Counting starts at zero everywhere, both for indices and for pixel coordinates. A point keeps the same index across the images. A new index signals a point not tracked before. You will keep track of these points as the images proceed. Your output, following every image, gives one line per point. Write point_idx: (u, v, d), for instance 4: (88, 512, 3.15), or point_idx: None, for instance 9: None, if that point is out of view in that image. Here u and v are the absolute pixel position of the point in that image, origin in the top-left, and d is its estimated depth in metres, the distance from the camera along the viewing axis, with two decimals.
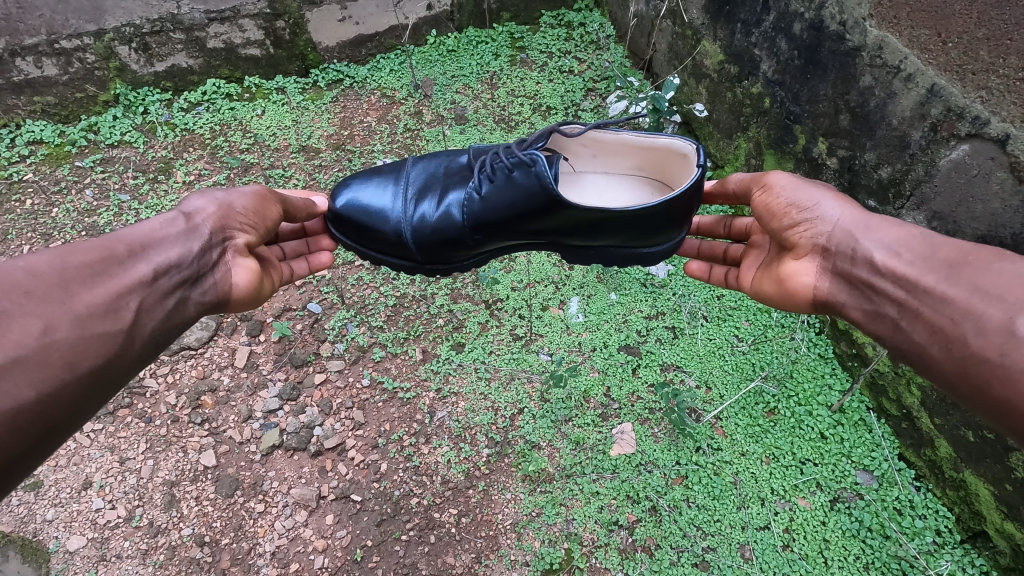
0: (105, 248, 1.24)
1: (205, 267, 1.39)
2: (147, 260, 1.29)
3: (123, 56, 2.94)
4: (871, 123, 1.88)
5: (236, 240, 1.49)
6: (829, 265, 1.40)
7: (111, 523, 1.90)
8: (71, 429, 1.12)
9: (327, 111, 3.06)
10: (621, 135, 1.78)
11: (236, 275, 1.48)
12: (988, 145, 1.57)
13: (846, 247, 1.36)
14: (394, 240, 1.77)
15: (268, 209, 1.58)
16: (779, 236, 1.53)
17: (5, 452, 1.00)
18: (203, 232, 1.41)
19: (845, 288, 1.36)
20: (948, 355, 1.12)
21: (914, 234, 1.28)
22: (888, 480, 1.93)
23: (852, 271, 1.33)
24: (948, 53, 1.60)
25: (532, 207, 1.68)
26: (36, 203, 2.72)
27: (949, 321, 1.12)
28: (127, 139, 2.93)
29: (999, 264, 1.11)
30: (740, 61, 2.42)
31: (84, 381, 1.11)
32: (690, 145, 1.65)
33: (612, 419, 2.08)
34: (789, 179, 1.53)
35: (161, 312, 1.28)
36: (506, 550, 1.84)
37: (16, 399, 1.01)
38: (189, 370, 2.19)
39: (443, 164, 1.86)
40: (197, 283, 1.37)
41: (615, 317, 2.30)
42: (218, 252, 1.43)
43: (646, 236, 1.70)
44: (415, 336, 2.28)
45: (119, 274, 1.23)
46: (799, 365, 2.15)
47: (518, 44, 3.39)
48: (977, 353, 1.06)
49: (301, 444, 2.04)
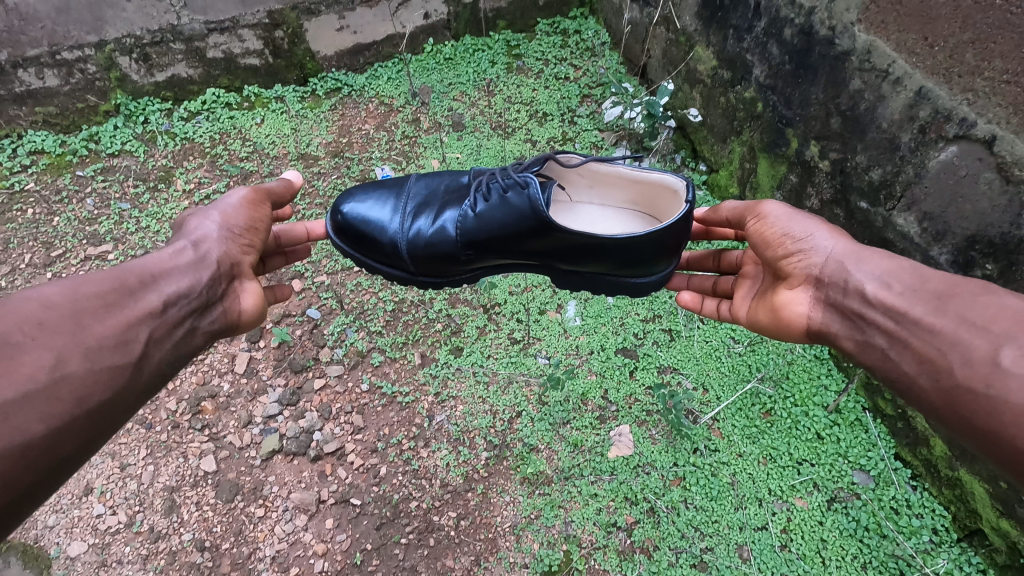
0: (118, 279, 1.26)
1: (213, 296, 1.43)
2: (157, 291, 1.31)
3: (124, 67, 2.97)
4: (861, 126, 1.90)
5: (242, 266, 1.55)
6: (822, 295, 1.42)
7: (111, 529, 1.90)
8: (75, 465, 1.11)
9: (326, 119, 3.10)
10: (617, 168, 1.80)
11: (245, 299, 1.54)
12: (975, 146, 1.59)
13: (838, 277, 1.38)
14: (390, 251, 1.79)
15: (258, 219, 1.63)
16: (775, 265, 1.55)
17: (14, 488, 0.99)
18: (211, 262, 1.45)
19: (838, 318, 1.38)
20: (936, 384, 1.13)
21: (904, 267, 1.31)
22: (885, 479, 1.94)
23: (844, 302, 1.35)
24: (935, 57, 1.63)
25: (522, 229, 1.70)
26: (37, 212, 2.74)
27: (937, 351, 1.13)
28: (128, 148, 2.95)
29: (985, 296, 1.13)
30: (733, 66, 2.45)
31: (93, 414, 1.11)
32: (681, 181, 1.67)
33: (610, 421, 2.09)
34: (784, 209, 1.56)
35: (171, 344, 1.31)
36: (505, 552, 1.85)
37: (26, 434, 1.00)
38: (189, 377, 2.20)
39: (444, 182, 1.89)
40: (206, 311, 1.41)
41: (612, 320, 2.32)
42: (227, 281, 1.48)
43: (637, 266, 1.71)
44: (414, 341, 2.29)
45: (131, 305, 1.25)
46: (795, 366, 2.16)
47: (515, 51, 3.43)
48: (963, 383, 1.08)
49: (301, 449, 2.05)
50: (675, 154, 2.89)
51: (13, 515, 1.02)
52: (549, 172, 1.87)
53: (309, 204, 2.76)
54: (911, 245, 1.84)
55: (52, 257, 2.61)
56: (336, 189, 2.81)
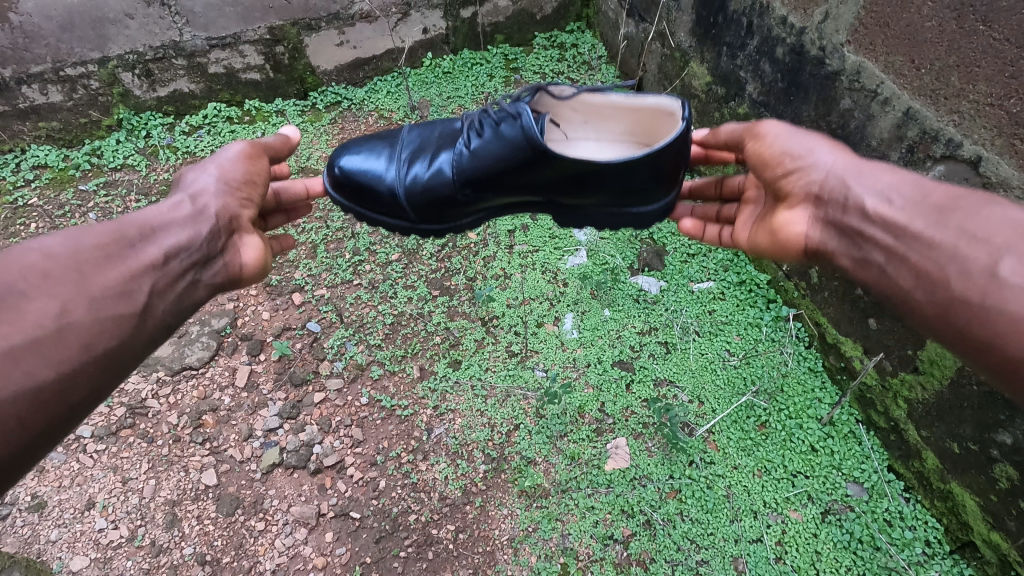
0: (117, 231, 1.28)
1: (214, 249, 1.43)
2: (156, 245, 1.33)
3: (126, 83, 3.01)
4: (851, 144, 1.94)
5: (241, 219, 1.54)
6: (821, 214, 1.40)
7: (113, 543, 1.90)
8: (85, 410, 1.16)
9: (326, 133, 3.13)
10: (610, 97, 1.80)
11: (247, 253, 1.53)
12: (961, 167, 1.62)
13: (837, 194, 1.36)
14: (390, 200, 1.82)
15: (257, 170, 1.61)
16: (774, 186, 1.53)
17: (26, 429, 1.04)
18: (210, 215, 1.44)
19: (836, 236, 1.37)
20: (932, 299, 1.15)
21: (905, 179, 1.30)
22: (878, 491, 1.96)
23: (843, 219, 1.35)
24: (921, 79, 1.66)
25: (518, 162, 1.70)
26: (40, 226, 2.76)
27: (936, 266, 1.14)
28: (130, 162, 2.98)
29: (988, 208, 1.13)
30: (726, 82, 2.49)
31: (100, 363, 1.15)
32: (676, 100, 1.67)
33: (607, 434, 2.12)
34: (783, 127, 1.52)
35: (173, 296, 1.33)
36: (503, 566, 1.87)
37: (37, 378, 1.05)
38: (191, 391, 2.23)
39: (437, 129, 1.90)
40: (207, 264, 1.41)
41: (609, 333, 2.36)
42: (226, 235, 1.47)
43: (636, 193, 1.72)
44: (412, 354, 2.32)
45: (132, 257, 1.27)
46: (790, 379, 2.19)
47: (512, 65, 3.48)
48: (959, 295, 1.10)
49: (301, 463, 2.07)
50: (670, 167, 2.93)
51: (28, 455, 1.07)
52: (541, 107, 1.88)
53: (309, 217, 2.79)
54: None
55: None
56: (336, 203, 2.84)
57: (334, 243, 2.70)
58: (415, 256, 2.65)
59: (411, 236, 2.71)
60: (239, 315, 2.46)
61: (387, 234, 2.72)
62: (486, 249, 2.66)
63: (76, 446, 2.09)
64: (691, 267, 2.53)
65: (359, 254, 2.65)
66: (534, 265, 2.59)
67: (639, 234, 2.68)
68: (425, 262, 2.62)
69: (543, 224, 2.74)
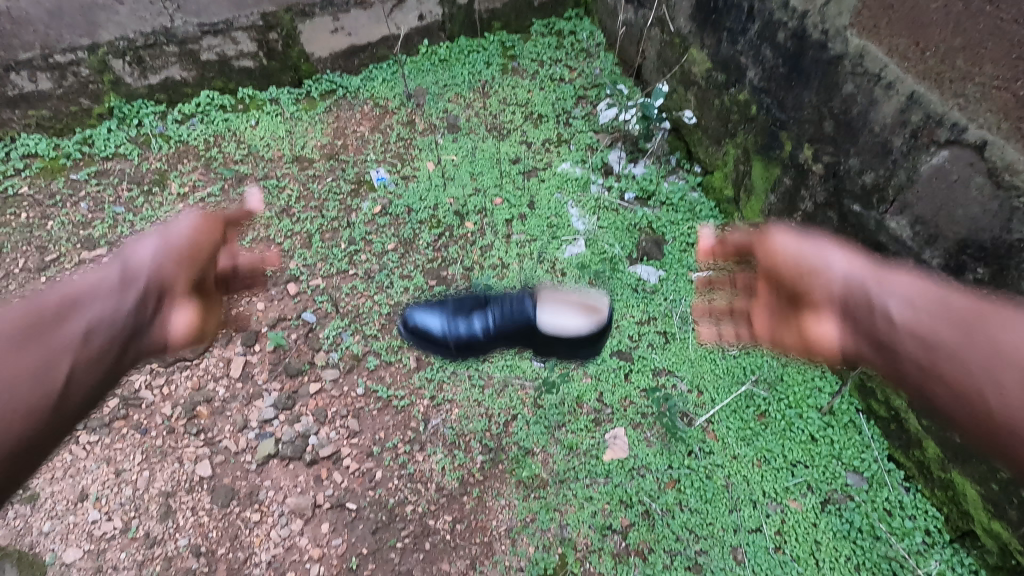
0: (27, 309, 1.05)
1: (144, 320, 1.24)
2: (76, 323, 1.11)
3: (117, 70, 2.96)
4: (854, 131, 1.92)
5: (174, 287, 1.34)
6: (852, 323, 1.22)
7: (107, 535, 1.88)
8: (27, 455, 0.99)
9: (321, 121, 3.10)
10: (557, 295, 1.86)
11: (177, 323, 1.34)
12: (966, 151, 1.60)
13: (863, 307, 1.19)
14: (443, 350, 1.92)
15: (204, 243, 1.41)
16: (798, 291, 1.35)
17: None
18: (139, 286, 1.25)
19: (862, 343, 1.20)
20: (970, 422, 1.01)
21: (932, 288, 1.14)
22: (878, 481, 1.95)
23: (869, 326, 1.17)
24: (926, 62, 1.63)
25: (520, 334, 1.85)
26: (31, 216, 2.70)
27: (968, 374, 1.01)
28: (122, 151, 2.93)
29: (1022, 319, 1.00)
30: (727, 68, 2.47)
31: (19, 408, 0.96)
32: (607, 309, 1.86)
33: (605, 424, 2.10)
34: (796, 234, 1.35)
35: (96, 370, 1.11)
36: (501, 556, 1.86)
37: None
38: (185, 382, 2.20)
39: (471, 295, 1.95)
40: (137, 337, 1.22)
41: (608, 322, 2.34)
42: (157, 300, 1.28)
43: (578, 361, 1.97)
44: (409, 344, 2.30)
45: (49, 341, 1.05)
46: (790, 368, 2.17)
47: (510, 52, 3.44)
48: (998, 410, 0.97)
49: (297, 453, 2.05)
50: (670, 155, 2.89)
51: None
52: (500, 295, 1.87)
53: (305, 206, 2.76)
54: (903, 248, 1.85)
55: (45, 262, 2.56)
56: (332, 191, 2.81)
57: (330, 233, 2.67)
58: (412, 246, 2.62)
59: (407, 226, 2.68)
60: (234, 305, 2.44)
61: (384, 224, 2.69)
62: (483, 239, 2.63)
63: (69, 438, 2.05)
64: (691, 256, 2.51)
65: (355, 243, 2.62)
66: (532, 254, 2.56)
67: (638, 222, 2.65)
68: (422, 252, 2.60)
69: (541, 213, 2.70)
